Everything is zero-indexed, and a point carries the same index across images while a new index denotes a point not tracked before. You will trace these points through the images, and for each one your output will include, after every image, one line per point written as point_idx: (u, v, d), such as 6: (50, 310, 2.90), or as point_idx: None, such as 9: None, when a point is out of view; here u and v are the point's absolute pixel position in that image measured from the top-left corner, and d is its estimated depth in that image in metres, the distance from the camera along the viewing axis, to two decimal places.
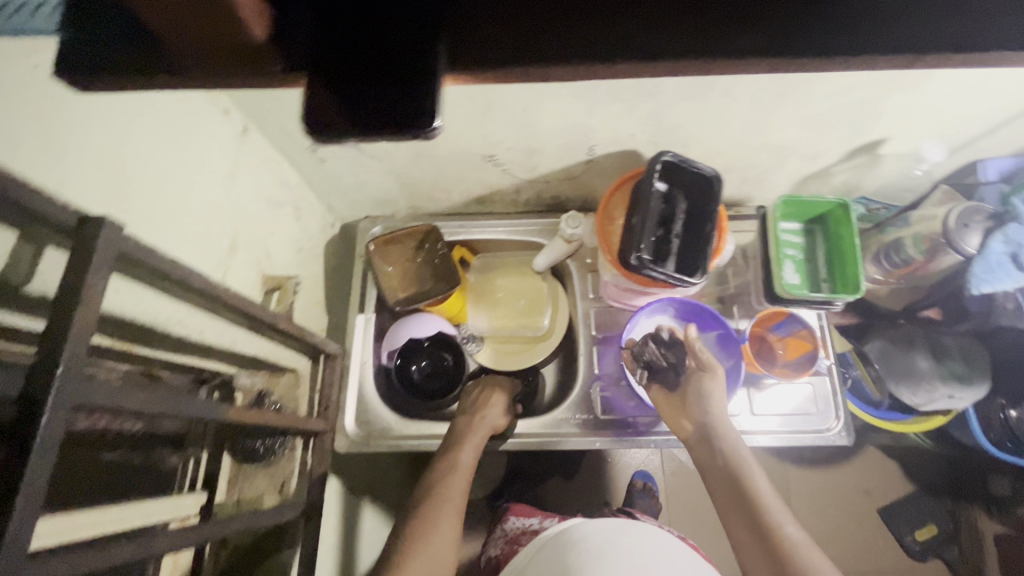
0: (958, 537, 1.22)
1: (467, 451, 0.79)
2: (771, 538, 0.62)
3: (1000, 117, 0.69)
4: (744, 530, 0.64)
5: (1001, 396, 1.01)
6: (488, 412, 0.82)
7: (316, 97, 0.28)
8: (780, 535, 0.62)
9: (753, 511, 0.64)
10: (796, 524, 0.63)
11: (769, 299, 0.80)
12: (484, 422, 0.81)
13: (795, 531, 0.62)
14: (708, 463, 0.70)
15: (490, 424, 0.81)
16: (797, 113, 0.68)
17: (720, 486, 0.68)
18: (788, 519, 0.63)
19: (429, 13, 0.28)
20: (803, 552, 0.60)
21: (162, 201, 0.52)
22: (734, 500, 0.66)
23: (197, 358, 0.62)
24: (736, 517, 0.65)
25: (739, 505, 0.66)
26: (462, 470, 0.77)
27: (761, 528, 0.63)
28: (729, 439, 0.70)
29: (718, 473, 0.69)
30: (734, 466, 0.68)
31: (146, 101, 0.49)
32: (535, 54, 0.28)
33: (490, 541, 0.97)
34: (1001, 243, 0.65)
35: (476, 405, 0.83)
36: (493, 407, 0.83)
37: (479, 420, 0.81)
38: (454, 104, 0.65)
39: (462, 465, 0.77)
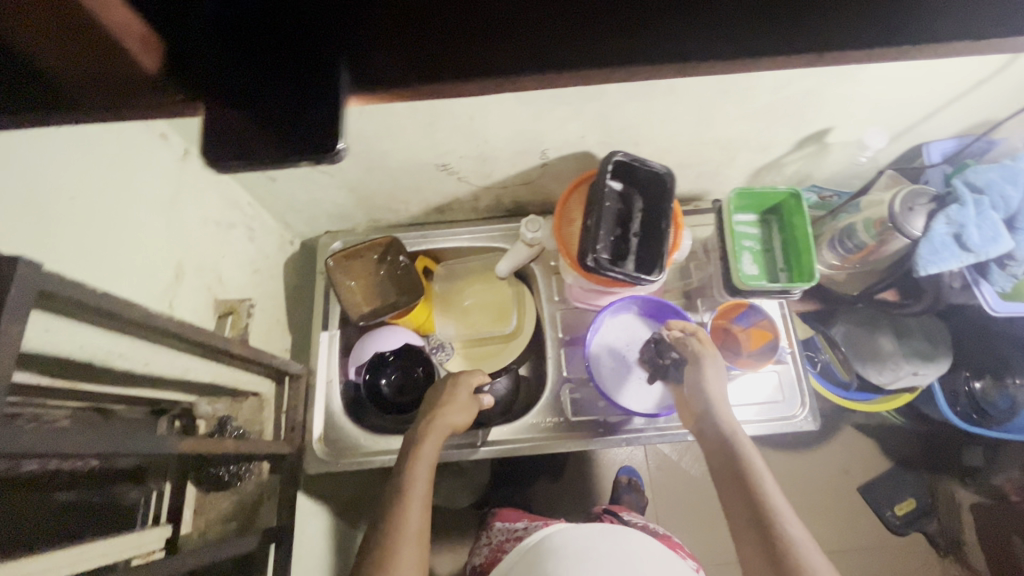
0: (936, 510, 1.24)
1: (428, 461, 0.70)
2: (772, 536, 0.59)
3: (937, 102, 0.70)
4: (745, 525, 0.62)
5: (965, 368, 1.06)
6: (455, 415, 0.76)
7: (215, 128, 0.27)
8: (782, 533, 0.59)
9: (756, 508, 0.61)
10: (802, 524, 0.59)
11: (730, 292, 0.81)
12: (446, 426, 0.74)
13: (797, 530, 0.59)
14: (716, 454, 0.68)
15: (450, 424, 0.74)
16: (742, 107, 0.69)
17: (725, 479, 0.66)
18: (792, 518, 0.60)
19: (330, 35, 0.28)
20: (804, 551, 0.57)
21: (93, 234, 0.50)
22: (738, 494, 0.64)
23: (147, 390, 0.61)
24: (739, 511, 0.63)
25: (742, 500, 0.63)
26: (419, 484, 0.67)
27: (762, 527, 0.60)
28: (736, 433, 0.68)
29: (723, 465, 0.67)
30: (741, 459, 0.65)
31: (68, 131, 0.47)
32: (432, 72, 0.28)
33: (475, 549, 0.96)
34: (944, 225, 0.66)
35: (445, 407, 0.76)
36: (464, 405, 0.77)
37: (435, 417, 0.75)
38: (400, 116, 0.64)
39: (419, 477, 0.68)
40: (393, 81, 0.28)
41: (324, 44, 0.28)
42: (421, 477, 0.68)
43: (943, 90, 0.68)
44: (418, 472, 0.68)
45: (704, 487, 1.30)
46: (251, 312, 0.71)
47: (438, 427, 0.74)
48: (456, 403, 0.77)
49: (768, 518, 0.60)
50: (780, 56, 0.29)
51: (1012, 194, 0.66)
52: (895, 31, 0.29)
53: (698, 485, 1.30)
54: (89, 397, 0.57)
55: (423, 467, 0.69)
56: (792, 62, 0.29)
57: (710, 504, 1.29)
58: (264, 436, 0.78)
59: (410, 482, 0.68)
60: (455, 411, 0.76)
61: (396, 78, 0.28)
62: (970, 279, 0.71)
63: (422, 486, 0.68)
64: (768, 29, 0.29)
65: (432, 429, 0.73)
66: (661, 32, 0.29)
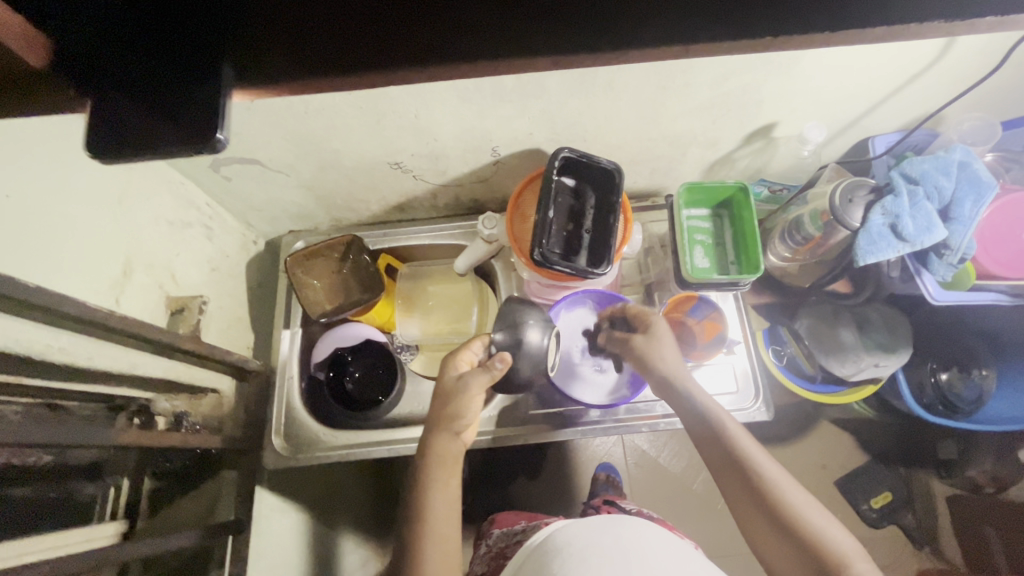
0: (912, 503, 1.24)
1: (438, 476, 0.68)
2: (779, 514, 0.59)
3: (876, 97, 0.72)
4: (748, 505, 0.62)
5: (931, 361, 1.06)
6: (461, 408, 0.69)
7: (102, 119, 0.28)
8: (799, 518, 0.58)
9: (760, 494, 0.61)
10: (799, 488, 0.61)
11: (679, 284, 0.83)
12: (453, 423, 0.69)
13: (798, 496, 0.60)
14: (698, 436, 0.67)
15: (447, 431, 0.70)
16: (683, 102, 0.70)
17: (716, 462, 0.65)
18: (790, 483, 0.61)
19: (213, 31, 0.29)
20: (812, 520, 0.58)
21: (31, 230, 0.51)
22: (732, 476, 0.63)
23: (96, 385, 0.62)
24: (738, 491, 0.63)
25: (740, 481, 0.62)
26: (438, 514, 0.67)
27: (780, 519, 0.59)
28: (717, 413, 0.67)
29: (711, 448, 0.65)
30: (729, 441, 0.64)
31: (8, 129, 0.49)
32: (318, 64, 0.29)
33: (476, 559, 0.96)
34: (880, 215, 0.68)
35: (441, 402, 0.71)
36: (465, 389, 0.69)
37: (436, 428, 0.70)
38: (346, 114, 0.66)
39: (433, 509, 0.67)
40: (272, 76, 0.30)
41: (203, 38, 0.29)
42: (436, 506, 0.67)
43: (877, 84, 0.69)
44: (433, 501, 0.67)
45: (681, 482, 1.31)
46: (203, 309, 0.72)
47: (444, 427, 0.70)
48: (456, 394, 0.69)
49: (771, 495, 0.60)
50: (660, 44, 0.29)
51: (944, 185, 0.67)
52: (764, 18, 0.29)
53: (676, 481, 1.31)
54: (38, 390, 0.57)
55: (436, 486, 0.68)
56: (668, 50, 0.30)
57: (689, 500, 1.29)
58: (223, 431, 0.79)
59: (424, 517, 0.66)
60: (456, 400, 0.69)
61: (281, 74, 0.29)
62: (912, 269, 0.73)
63: (440, 510, 0.67)
64: (646, 15, 0.29)
65: (434, 436, 0.70)
66: (517, 25, 0.29)
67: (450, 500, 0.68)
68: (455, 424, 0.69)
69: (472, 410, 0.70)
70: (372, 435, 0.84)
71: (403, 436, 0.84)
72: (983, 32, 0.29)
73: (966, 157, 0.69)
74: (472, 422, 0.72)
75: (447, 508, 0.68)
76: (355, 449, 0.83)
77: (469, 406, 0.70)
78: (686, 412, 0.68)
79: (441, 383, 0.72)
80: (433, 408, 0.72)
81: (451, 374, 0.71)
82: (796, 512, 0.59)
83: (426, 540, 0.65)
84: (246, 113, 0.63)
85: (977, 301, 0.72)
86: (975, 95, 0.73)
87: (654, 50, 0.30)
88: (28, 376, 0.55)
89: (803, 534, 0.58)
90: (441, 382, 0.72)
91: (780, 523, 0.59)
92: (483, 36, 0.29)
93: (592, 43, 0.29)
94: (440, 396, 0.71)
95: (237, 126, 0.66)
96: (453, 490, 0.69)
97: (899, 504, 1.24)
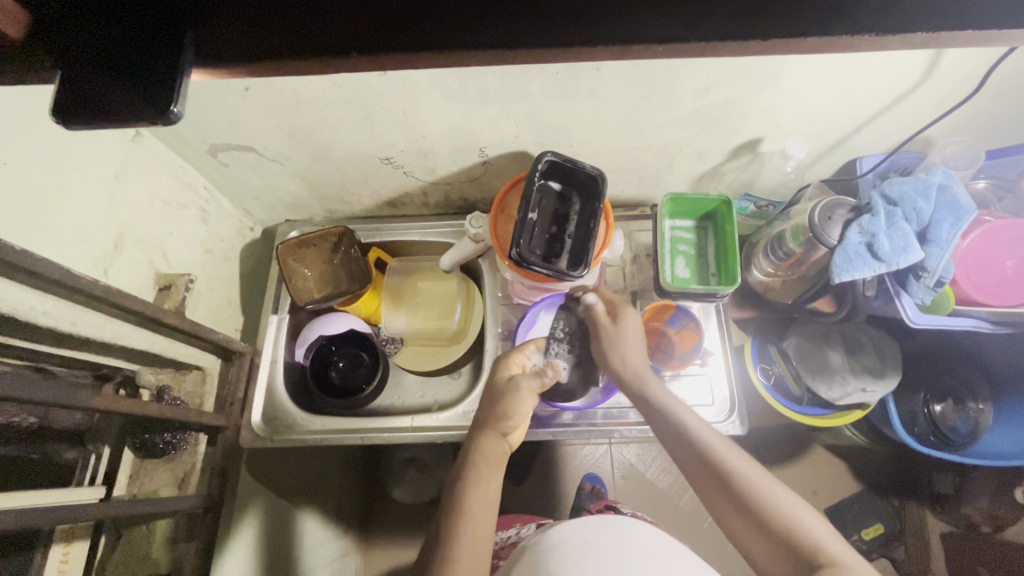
0: (904, 537, 1.18)
1: (478, 474, 0.63)
2: (764, 517, 0.56)
3: (860, 118, 0.73)
4: (730, 513, 0.59)
5: (925, 391, 1.01)
6: (510, 406, 0.69)
7: (71, 88, 0.31)
8: (779, 514, 0.56)
9: (735, 494, 0.58)
10: (784, 490, 0.58)
11: (659, 293, 0.85)
12: (500, 421, 0.68)
13: (784, 499, 0.57)
14: (674, 449, 0.64)
15: (494, 434, 0.68)
16: (666, 114, 0.72)
17: (695, 476, 0.62)
18: (775, 487, 0.58)
19: (178, 11, 0.31)
20: (794, 517, 0.56)
21: (21, 196, 0.54)
22: (712, 486, 0.60)
23: (80, 351, 0.65)
24: (718, 500, 0.60)
25: (720, 492, 0.60)
26: (474, 513, 0.60)
27: (759, 518, 0.57)
28: (685, 415, 0.65)
29: (688, 461, 0.63)
30: (707, 452, 0.61)
31: (9, 102, 0.53)
32: (274, 49, 0.31)
33: None
34: (857, 234, 0.70)
35: (490, 402, 0.71)
36: (516, 387, 0.71)
37: (488, 429, 0.68)
38: (337, 108, 0.69)
39: (469, 505, 0.60)
40: (230, 58, 0.32)
41: (168, 19, 0.31)
42: (474, 503, 0.61)
43: (859, 105, 0.70)
44: (472, 498, 0.61)
45: (668, 498, 1.29)
46: (190, 287, 0.75)
47: (492, 425, 0.68)
48: (507, 392, 0.71)
49: (754, 503, 0.57)
50: (592, 47, 0.32)
51: (923, 207, 0.68)
52: (690, 27, 0.31)
53: (663, 496, 1.29)
54: (28, 351, 0.60)
55: (472, 482, 0.62)
56: (601, 52, 0.32)
57: (675, 517, 1.27)
58: (203, 407, 0.81)
59: (460, 512, 0.60)
60: (507, 397, 0.70)
61: (239, 58, 0.32)
62: (890, 291, 0.73)
63: (476, 510, 0.60)
64: (582, 17, 0.31)
65: (482, 434, 0.68)
66: (466, 23, 0.31)
67: (489, 502, 0.62)
68: (502, 422, 0.68)
69: (521, 411, 0.70)
70: (347, 423, 0.86)
71: (376, 426, 0.85)
72: (916, 46, 0.31)
73: (947, 180, 0.70)
74: (520, 427, 0.71)
75: (485, 508, 0.61)
76: (331, 435, 0.85)
77: (519, 407, 0.70)
78: (662, 423, 0.66)
79: (491, 386, 0.73)
80: (482, 411, 0.72)
81: (502, 375, 0.74)
82: (785, 514, 0.56)
83: (459, 540, 0.58)
84: (241, 100, 0.67)
85: (959, 326, 0.72)
86: (958, 120, 0.74)
87: (589, 48, 0.32)
88: (15, 337, 0.57)
89: (792, 541, 0.55)
90: (494, 383, 0.73)
91: (769, 529, 0.56)
92: (428, 32, 0.31)
93: (528, 41, 0.31)
94: (492, 396, 0.72)
95: (234, 114, 0.69)
96: (493, 492, 0.63)
97: (890, 538, 1.18)
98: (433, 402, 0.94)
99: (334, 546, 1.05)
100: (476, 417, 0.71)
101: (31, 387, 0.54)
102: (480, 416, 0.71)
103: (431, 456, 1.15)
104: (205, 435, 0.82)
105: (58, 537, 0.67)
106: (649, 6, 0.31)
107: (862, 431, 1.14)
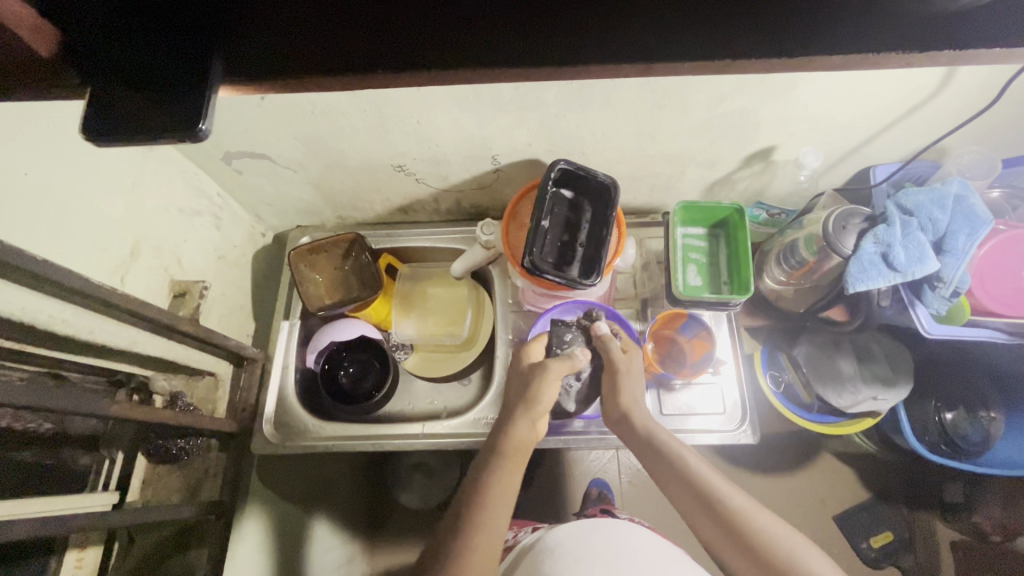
0: (913, 545, 1.17)
1: (505, 463, 0.63)
2: (766, 554, 0.56)
3: (873, 129, 0.73)
4: (731, 550, 0.59)
5: (936, 399, 1.00)
6: (541, 390, 0.69)
7: (101, 104, 0.31)
8: (782, 551, 0.56)
9: (735, 531, 0.58)
10: (784, 526, 0.58)
11: (671, 301, 0.85)
12: (533, 406, 0.68)
13: (785, 535, 0.57)
14: (672, 487, 0.64)
15: (524, 420, 0.68)
16: (679, 123, 0.72)
17: (694, 514, 0.62)
18: (773, 521, 0.58)
19: (205, 27, 0.31)
20: (798, 553, 0.55)
21: (39, 208, 0.55)
22: (708, 519, 0.60)
23: (96, 359, 0.65)
24: (716, 536, 0.60)
25: (719, 527, 0.59)
26: (496, 498, 0.60)
27: (761, 556, 0.56)
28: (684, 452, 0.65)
29: (686, 498, 0.62)
30: (706, 490, 0.61)
31: (29, 113, 0.53)
32: (303, 68, 0.32)
33: None
34: (872, 243, 0.70)
35: (521, 387, 0.72)
36: (549, 370, 0.71)
37: (516, 415, 0.68)
38: (352, 118, 0.69)
39: (491, 496, 0.60)
40: (257, 75, 0.32)
41: (198, 35, 0.31)
42: (495, 491, 0.61)
43: (873, 116, 0.70)
44: (495, 485, 0.61)
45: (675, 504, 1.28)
46: (205, 294, 0.75)
47: (524, 411, 0.68)
48: (537, 376, 0.71)
49: (753, 537, 0.57)
50: (613, 63, 0.32)
51: (939, 218, 0.69)
52: (716, 43, 0.31)
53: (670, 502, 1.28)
54: (49, 360, 0.61)
55: (498, 471, 0.62)
56: (625, 70, 0.32)
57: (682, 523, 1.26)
58: (216, 413, 0.83)
59: (480, 499, 0.60)
60: (536, 382, 0.71)
61: (266, 75, 0.32)
62: (905, 301, 0.73)
63: (498, 495, 0.60)
64: (607, 34, 0.31)
65: (511, 419, 0.68)
66: (494, 41, 0.31)
67: (511, 491, 0.62)
68: (536, 406, 0.69)
69: (550, 397, 0.70)
70: (358, 429, 0.86)
71: (387, 433, 0.85)
72: (941, 63, 0.31)
73: (962, 190, 0.70)
74: (547, 414, 0.70)
75: (506, 501, 0.61)
76: (342, 442, 0.85)
77: (549, 391, 0.70)
78: (658, 462, 0.65)
79: (519, 372, 0.74)
80: (511, 396, 0.72)
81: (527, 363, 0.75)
82: (783, 547, 0.56)
83: (476, 526, 0.58)
84: (258, 110, 0.67)
85: (974, 337, 0.71)
86: (973, 130, 0.74)
87: (613, 65, 0.32)
88: (32, 345, 0.58)
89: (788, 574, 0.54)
90: (523, 370, 0.74)
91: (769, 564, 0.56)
92: (453, 48, 0.31)
93: (554, 57, 0.31)
94: (522, 381, 0.72)
95: (249, 123, 0.70)
96: (515, 484, 0.63)
97: (899, 546, 1.17)
98: (443, 408, 0.94)
99: (340, 550, 1.04)
100: (505, 403, 0.72)
101: (48, 395, 0.54)
102: (507, 403, 0.71)
103: (438, 461, 1.17)
104: (215, 440, 0.83)
105: (72, 542, 0.68)
106: (676, 20, 0.31)
107: (872, 438, 1.13)
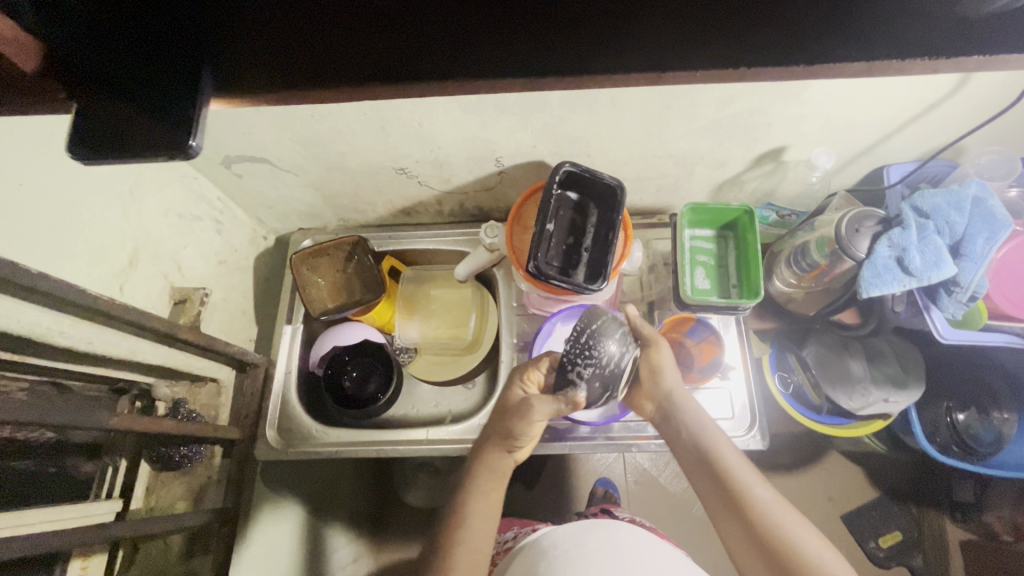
0: (923, 545, 1.15)
1: (482, 488, 0.63)
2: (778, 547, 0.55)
3: (887, 129, 0.71)
4: (742, 537, 0.58)
5: (946, 399, 0.98)
6: (518, 427, 0.64)
7: (88, 119, 0.30)
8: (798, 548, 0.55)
9: (751, 518, 0.57)
10: (802, 524, 0.57)
11: (678, 304, 0.84)
12: (508, 439, 0.65)
13: (803, 533, 0.56)
14: (693, 465, 0.64)
15: (503, 453, 0.65)
16: (686, 125, 0.70)
17: (705, 487, 0.62)
18: (794, 520, 0.57)
19: (193, 37, 0.30)
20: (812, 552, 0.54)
21: (35, 220, 0.54)
22: (723, 503, 0.60)
23: (96, 368, 0.64)
24: (727, 517, 0.59)
25: (733, 512, 0.59)
26: (475, 519, 0.61)
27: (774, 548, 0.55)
28: (711, 435, 0.64)
29: (705, 478, 0.62)
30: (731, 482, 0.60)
31: (22, 122, 0.52)
32: (298, 81, 0.30)
33: None
34: (887, 247, 0.68)
35: (502, 417, 0.67)
36: (528, 408, 0.64)
37: (495, 448, 0.65)
38: (352, 121, 0.68)
39: (470, 516, 0.61)
40: (250, 87, 0.30)
41: (185, 48, 0.30)
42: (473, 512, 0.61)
43: (887, 116, 0.68)
44: (473, 503, 0.62)
45: (682, 504, 1.27)
46: (205, 301, 0.74)
47: (501, 441, 0.66)
48: (519, 413, 0.64)
49: (772, 538, 0.56)
50: (620, 76, 0.30)
51: (956, 220, 0.67)
52: (731, 54, 0.29)
53: (677, 502, 1.27)
54: (46, 369, 0.60)
55: (478, 495, 0.62)
56: (634, 79, 0.30)
57: (689, 523, 1.25)
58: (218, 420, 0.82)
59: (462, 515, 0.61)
60: (519, 418, 0.64)
61: (256, 87, 0.30)
62: (920, 305, 0.71)
63: (477, 516, 0.61)
64: (611, 47, 0.29)
65: (488, 448, 0.66)
66: (493, 55, 0.30)
67: (491, 512, 0.62)
68: (511, 441, 0.65)
69: (531, 433, 0.64)
70: (361, 435, 0.85)
71: (390, 437, 0.85)
72: (971, 70, 0.29)
73: (981, 192, 0.68)
74: (531, 443, 0.67)
75: (488, 518, 0.62)
76: (345, 447, 0.84)
77: (529, 429, 0.64)
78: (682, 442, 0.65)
79: (506, 400, 0.68)
80: (493, 421, 0.69)
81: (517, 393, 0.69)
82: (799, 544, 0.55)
83: (460, 542, 0.59)
84: (257, 116, 0.66)
85: (990, 342, 0.69)
86: (991, 129, 0.72)
87: (624, 73, 0.30)
88: (31, 356, 0.57)
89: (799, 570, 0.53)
90: (507, 400, 0.68)
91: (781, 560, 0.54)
92: (455, 59, 0.30)
93: (556, 69, 0.30)
94: (504, 409, 0.68)
95: (249, 128, 0.69)
96: (495, 505, 0.63)
97: (908, 546, 1.16)
98: (447, 412, 0.93)
99: (347, 550, 1.04)
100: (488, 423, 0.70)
101: (48, 409, 0.53)
102: (492, 420, 0.69)
103: (444, 462, 1.13)
104: (219, 447, 0.82)
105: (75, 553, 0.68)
106: (688, 25, 0.29)
107: (882, 438, 1.12)
